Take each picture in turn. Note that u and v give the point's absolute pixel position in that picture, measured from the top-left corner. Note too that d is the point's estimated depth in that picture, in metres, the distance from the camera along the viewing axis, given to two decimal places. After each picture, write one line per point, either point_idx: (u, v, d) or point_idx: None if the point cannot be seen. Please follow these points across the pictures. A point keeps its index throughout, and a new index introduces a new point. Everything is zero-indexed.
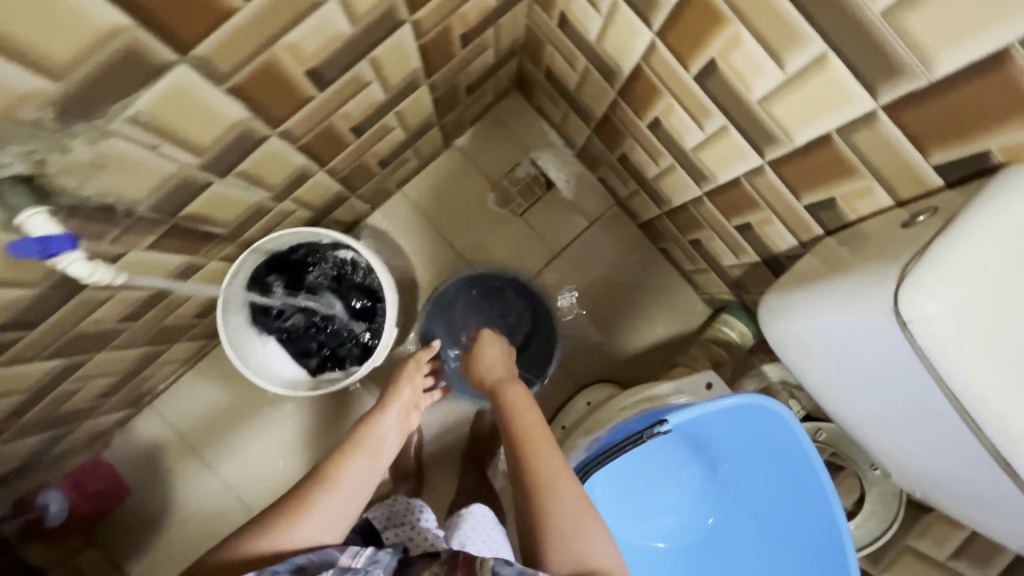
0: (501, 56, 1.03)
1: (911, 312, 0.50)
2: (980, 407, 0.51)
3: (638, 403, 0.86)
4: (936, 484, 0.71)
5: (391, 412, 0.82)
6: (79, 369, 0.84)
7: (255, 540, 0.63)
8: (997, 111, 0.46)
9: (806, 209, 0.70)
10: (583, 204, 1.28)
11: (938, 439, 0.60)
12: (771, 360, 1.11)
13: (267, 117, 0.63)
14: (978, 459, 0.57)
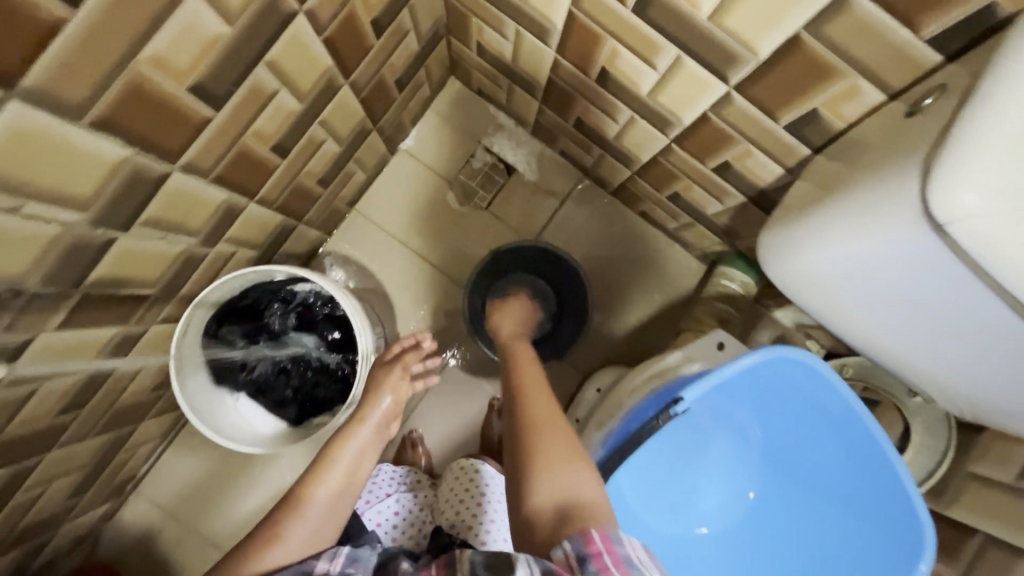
0: (426, 42, 0.94)
1: (950, 211, 0.42)
2: None
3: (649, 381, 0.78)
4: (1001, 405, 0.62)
5: (367, 424, 0.74)
6: (32, 476, 0.75)
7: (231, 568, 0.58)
8: None
9: (786, 130, 0.62)
10: (550, 183, 1.20)
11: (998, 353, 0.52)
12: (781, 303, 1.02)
13: (159, 152, 0.54)
14: None
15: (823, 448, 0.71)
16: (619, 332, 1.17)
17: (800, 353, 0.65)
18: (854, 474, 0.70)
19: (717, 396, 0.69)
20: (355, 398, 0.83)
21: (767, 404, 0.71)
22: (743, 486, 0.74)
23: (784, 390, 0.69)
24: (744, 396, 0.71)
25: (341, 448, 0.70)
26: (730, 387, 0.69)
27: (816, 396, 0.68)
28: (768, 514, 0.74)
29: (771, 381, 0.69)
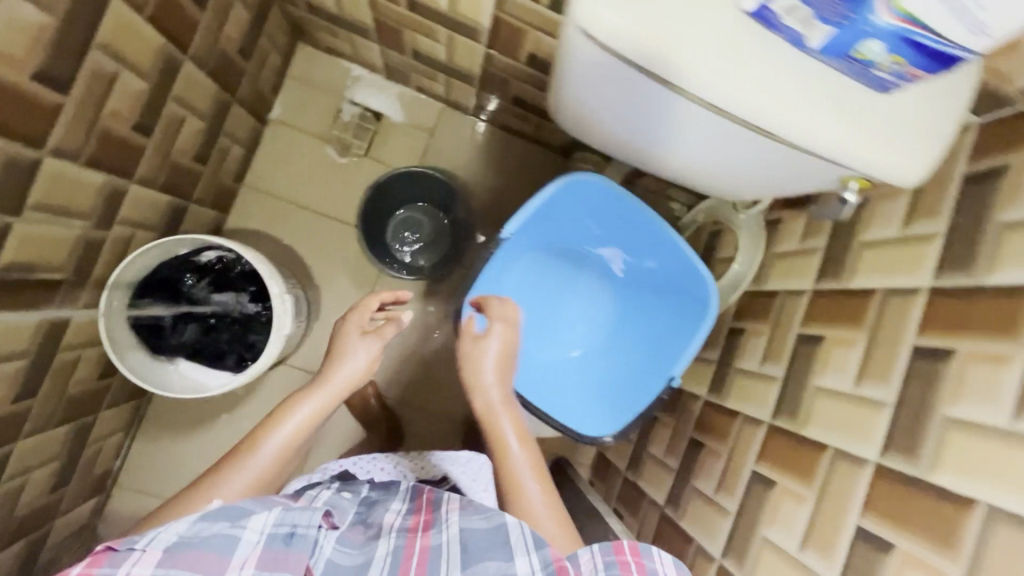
0: (257, 9, 1.03)
1: (592, 24, 0.50)
2: (696, 83, 0.51)
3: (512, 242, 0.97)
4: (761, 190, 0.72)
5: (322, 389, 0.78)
6: (9, 465, 0.84)
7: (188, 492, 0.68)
8: None
9: (550, 9, 0.77)
10: (418, 119, 1.31)
11: (714, 138, 0.61)
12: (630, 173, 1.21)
13: (23, 138, 0.64)
14: (746, 136, 0.58)
15: (633, 248, 0.92)
16: None
17: (587, 175, 0.84)
18: (657, 262, 0.91)
19: (539, 225, 0.90)
20: (278, 333, 0.95)
21: (583, 225, 0.93)
22: (588, 293, 0.98)
23: (590, 209, 0.90)
24: (563, 221, 0.92)
25: (291, 410, 0.76)
26: (548, 216, 0.89)
27: (613, 207, 0.87)
28: (610, 309, 0.98)
29: (578, 204, 0.89)
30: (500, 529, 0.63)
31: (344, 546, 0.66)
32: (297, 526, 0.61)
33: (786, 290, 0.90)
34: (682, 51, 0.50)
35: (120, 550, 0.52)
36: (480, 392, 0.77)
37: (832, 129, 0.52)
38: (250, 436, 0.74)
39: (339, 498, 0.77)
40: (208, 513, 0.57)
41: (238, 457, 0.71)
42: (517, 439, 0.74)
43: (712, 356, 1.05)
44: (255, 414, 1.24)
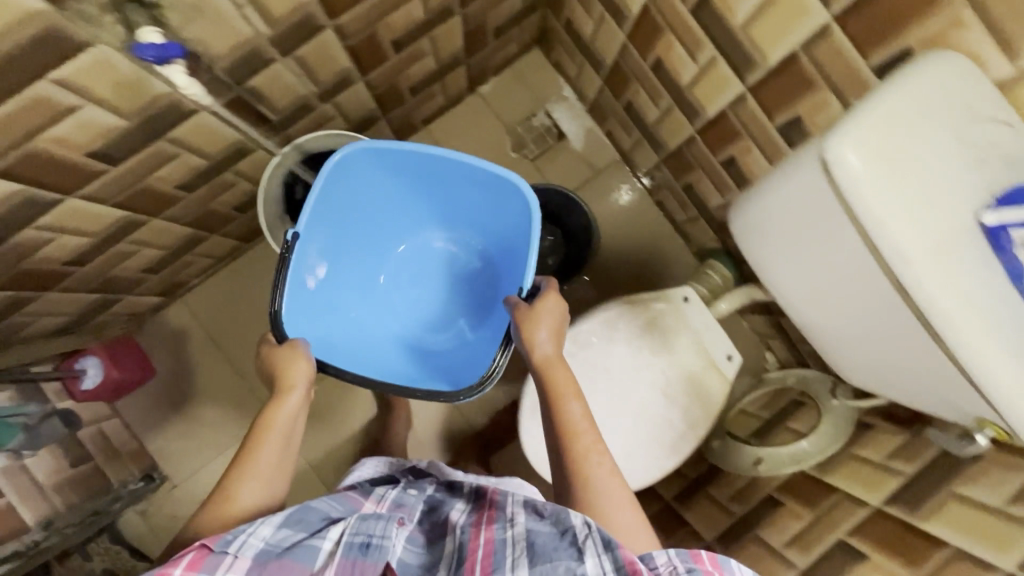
0: (528, 4, 1.16)
1: (834, 156, 0.53)
2: (894, 250, 0.53)
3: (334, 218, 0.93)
4: (875, 383, 0.72)
5: (289, 397, 0.77)
6: (138, 232, 0.96)
7: (199, 521, 0.65)
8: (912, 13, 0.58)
9: (777, 130, 0.82)
10: (591, 156, 1.41)
11: (868, 310, 0.62)
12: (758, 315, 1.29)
13: (328, 8, 0.76)
14: (904, 323, 0.58)
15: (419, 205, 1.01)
16: (609, 294, 1.39)
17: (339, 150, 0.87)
18: (454, 210, 1.01)
19: (334, 196, 0.91)
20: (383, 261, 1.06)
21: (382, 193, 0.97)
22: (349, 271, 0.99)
23: (383, 177, 0.94)
24: (364, 193, 0.95)
25: (272, 418, 0.75)
26: (327, 192, 0.90)
27: (402, 164, 0.92)
28: (403, 266, 1.06)
29: (359, 173, 0.92)
30: (570, 533, 0.59)
31: (413, 544, 0.68)
32: (371, 537, 0.63)
33: (846, 491, 0.88)
34: (896, 218, 0.52)
35: (215, 550, 0.56)
36: (536, 349, 0.76)
37: (1006, 366, 0.52)
38: (247, 449, 0.71)
39: (406, 498, 0.75)
40: (289, 517, 0.63)
41: (231, 479, 0.68)
42: (574, 397, 0.72)
43: (736, 511, 1.02)
44: None
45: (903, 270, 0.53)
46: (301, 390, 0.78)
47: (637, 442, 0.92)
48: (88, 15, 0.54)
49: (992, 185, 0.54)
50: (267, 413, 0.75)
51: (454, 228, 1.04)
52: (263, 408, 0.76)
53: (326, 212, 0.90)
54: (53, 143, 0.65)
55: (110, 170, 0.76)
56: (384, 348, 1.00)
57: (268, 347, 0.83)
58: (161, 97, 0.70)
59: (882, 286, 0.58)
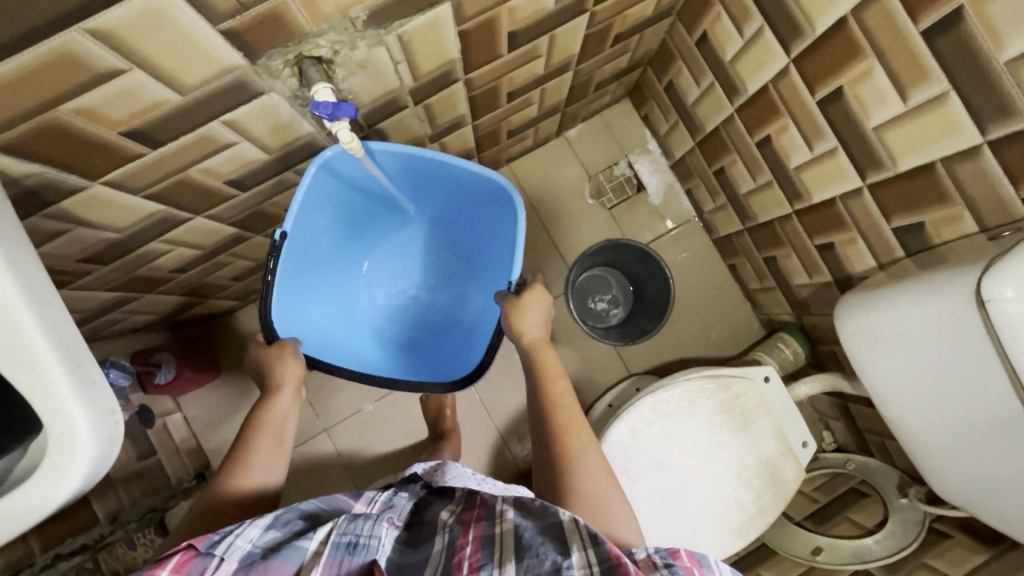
0: (633, 62, 1.17)
1: (992, 293, 0.53)
2: None
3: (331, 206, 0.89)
4: (987, 501, 0.70)
5: (279, 396, 0.81)
6: (238, 246, 0.98)
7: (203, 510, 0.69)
8: None
9: (893, 231, 0.81)
10: (667, 211, 1.41)
11: (1000, 433, 0.61)
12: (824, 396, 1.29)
13: (467, 64, 0.78)
14: None
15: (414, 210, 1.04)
16: (670, 351, 1.39)
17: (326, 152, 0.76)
18: (444, 209, 1.04)
19: (339, 198, 0.89)
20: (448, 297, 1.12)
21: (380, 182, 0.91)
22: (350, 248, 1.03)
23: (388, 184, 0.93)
24: (370, 191, 0.93)
25: (266, 411, 0.79)
26: (333, 193, 0.86)
27: (400, 174, 0.91)
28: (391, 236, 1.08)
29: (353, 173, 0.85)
30: (557, 528, 0.59)
31: (401, 542, 0.66)
32: (359, 536, 0.61)
33: None
34: None
35: (202, 552, 0.58)
36: (522, 334, 0.85)
37: None
38: (247, 438, 0.76)
39: (395, 501, 0.73)
40: (274, 521, 0.64)
41: (239, 458, 0.74)
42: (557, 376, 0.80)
43: None
44: None
45: None
46: (291, 389, 0.82)
47: (706, 519, 0.92)
48: (272, 69, 0.56)
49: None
50: (266, 404, 0.80)
51: (439, 218, 1.07)
52: (259, 402, 0.81)
53: (324, 213, 0.89)
54: (203, 173, 0.68)
55: (236, 195, 0.79)
56: (365, 324, 1.06)
57: (257, 347, 0.85)
58: (303, 136, 0.72)
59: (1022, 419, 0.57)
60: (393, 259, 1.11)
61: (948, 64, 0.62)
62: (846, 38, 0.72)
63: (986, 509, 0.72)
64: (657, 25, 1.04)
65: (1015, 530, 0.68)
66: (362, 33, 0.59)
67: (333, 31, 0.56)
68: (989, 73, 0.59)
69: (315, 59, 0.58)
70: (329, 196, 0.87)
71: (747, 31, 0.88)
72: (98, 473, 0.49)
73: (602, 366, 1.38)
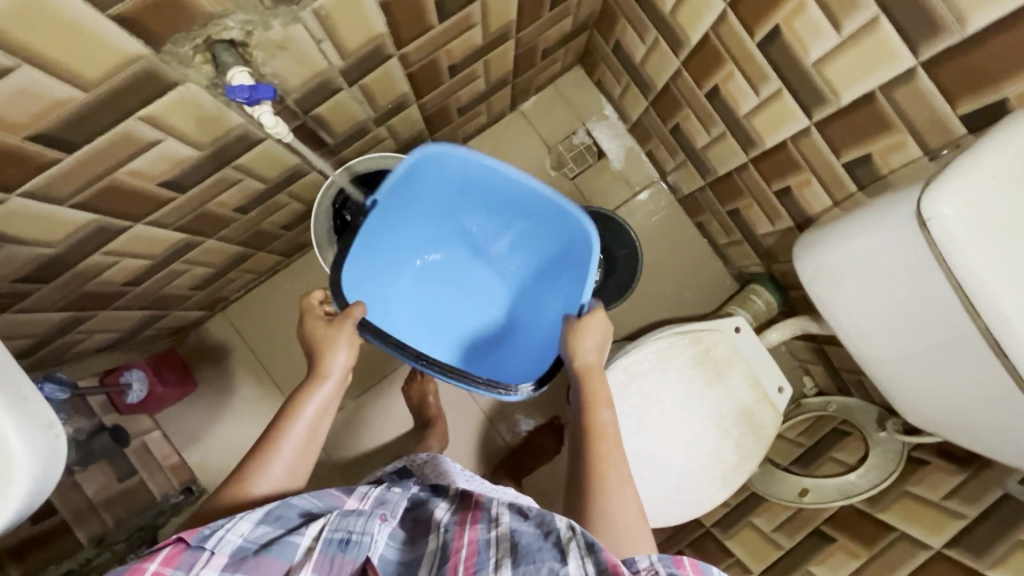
0: (577, 26, 1.15)
1: (931, 212, 0.53)
2: (992, 308, 0.52)
3: (444, 203, 0.95)
4: (951, 423, 0.71)
5: (322, 387, 0.75)
6: (191, 252, 0.96)
7: (222, 495, 0.66)
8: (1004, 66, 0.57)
9: (843, 167, 0.81)
10: (630, 175, 1.40)
11: (954, 354, 0.62)
12: (796, 340, 1.31)
13: (397, 39, 0.76)
14: (994, 372, 0.58)
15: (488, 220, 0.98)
16: (647, 315, 1.39)
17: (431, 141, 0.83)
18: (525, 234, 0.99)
19: (425, 193, 0.91)
20: None
21: (516, 201, 0.93)
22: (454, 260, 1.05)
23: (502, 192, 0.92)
24: (498, 204, 0.95)
25: (302, 403, 0.73)
26: (433, 185, 0.90)
27: (477, 182, 0.90)
28: (507, 269, 1.04)
29: (487, 179, 0.89)
30: (554, 536, 0.60)
31: (394, 542, 0.67)
32: (352, 533, 0.62)
33: (903, 531, 0.87)
34: (998, 277, 0.51)
35: (192, 545, 0.56)
36: (578, 356, 0.81)
37: None
38: (277, 429, 0.71)
39: (389, 496, 0.73)
40: (267, 514, 0.62)
41: (266, 451, 0.70)
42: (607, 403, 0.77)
43: (783, 542, 1.01)
44: None
45: (998, 326, 0.53)
46: (334, 381, 0.76)
47: (688, 472, 0.93)
48: (181, 57, 0.54)
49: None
50: (303, 393, 0.74)
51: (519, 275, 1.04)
52: (299, 387, 0.76)
53: (414, 200, 0.91)
54: (131, 176, 0.65)
55: (176, 198, 0.76)
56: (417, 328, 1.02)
57: (313, 317, 0.83)
58: (234, 128, 0.70)
59: (975, 336, 0.57)
60: (476, 297, 1.06)
61: None
62: None
63: (953, 432, 0.73)
64: None
65: (980, 448, 0.69)
66: (273, 11, 0.56)
67: (240, 11, 0.54)
68: None
69: (226, 43, 0.56)
70: (444, 186, 0.91)
71: None
72: (43, 490, 0.47)
73: None
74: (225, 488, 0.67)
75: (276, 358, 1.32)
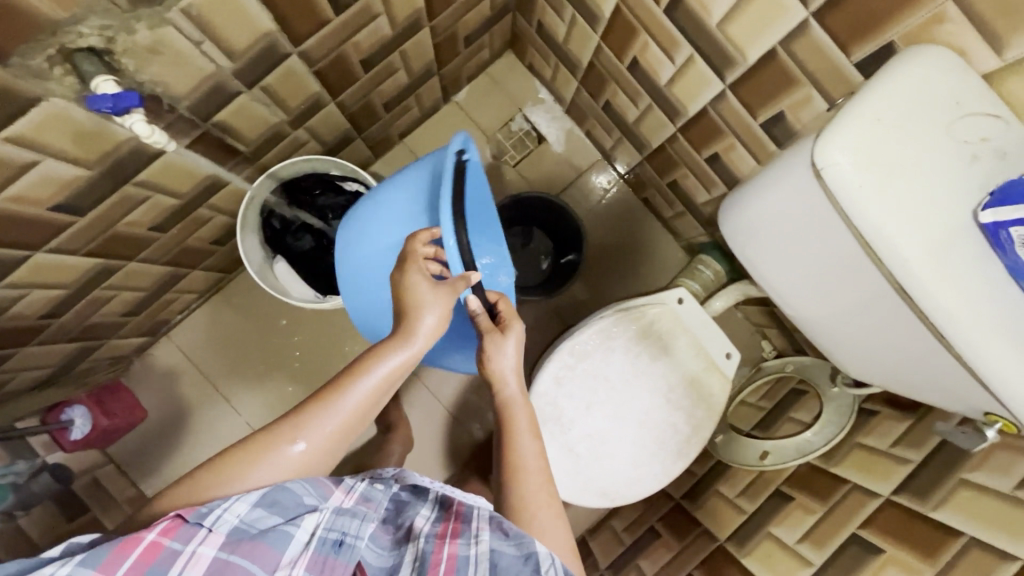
0: (497, 9, 1.13)
1: (825, 161, 0.52)
2: (893, 252, 0.52)
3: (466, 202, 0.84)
4: (883, 376, 0.72)
5: (397, 353, 0.62)
6: (112, 277, 0.92)
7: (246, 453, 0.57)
8: (889, 9, 0.57)
9: (760, 127, 0.80)
10: (573, 157, 1.39)
11: (869, 306, 0.62)
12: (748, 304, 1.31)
13: (292, 36, 0.73)
14: (907, 320, 0.58)
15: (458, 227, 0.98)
16: (602, 296, 1.38)
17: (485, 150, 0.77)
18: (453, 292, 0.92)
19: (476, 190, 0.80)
20: None
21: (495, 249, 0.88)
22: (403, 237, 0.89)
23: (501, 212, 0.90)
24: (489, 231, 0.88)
25: (372, 366, 0.61)
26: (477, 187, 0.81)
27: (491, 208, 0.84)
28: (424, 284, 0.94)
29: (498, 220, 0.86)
30: (535, 561, 0.59)
31: (376, 545, 0.64)
32: (346, 535, 0.61)
33: (856, 483, 0.88)
34: (896, 219, 0.51)
35: (190, 522, 0.51)
36: (498, 387, 0.73)
37: (1011, 369, 0.52)
38: (337, 384, 0.60)
39: (371, 493, 0.70)
40: (266, 496, 0.55)
41: (314, 409, 0.59)
42: (527, 431, 0.71)
43: (746, 506, 1.02)
44: (309, 337, 1.31)
45: (903, 270, 0.53)
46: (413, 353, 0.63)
47: (641, 447, 0.92)
48: (35, 69, 0.51)
49: (985, 183, 0.53)
50: (383, 349, 0.62)
51: None
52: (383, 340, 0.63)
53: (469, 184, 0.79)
54: (12, 202, 0.62)
55: (76, 221, 0.73)
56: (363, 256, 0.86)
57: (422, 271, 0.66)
58: (123, 143, 0.67)
59: (883, 285, 0.57)
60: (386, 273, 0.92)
61: None
62: None
63: (886, 384, 0.73)
64: None
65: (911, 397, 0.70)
66: (133, 13, 0.53)
67: (93, 15, 0.50)
68: None
69: (87, 51, 0.53)
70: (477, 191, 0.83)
71: None
72: None
73: (538, 324, 1.37)
74: (258, 440, 0.58)
75: (228, 378, 1.28)
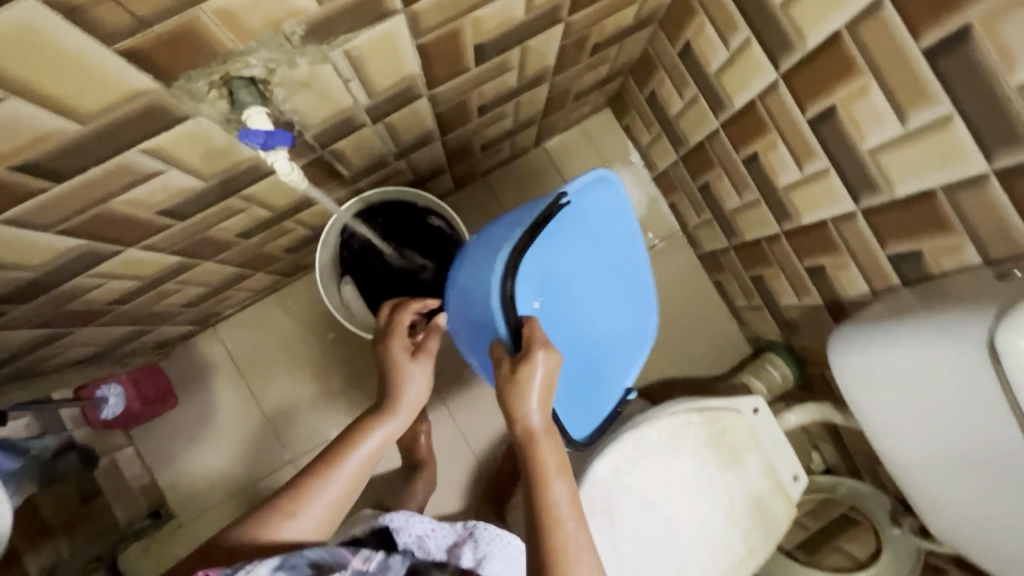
0: (613, 71, 1.11)
1: (1013, 342, 0.53)
2: None
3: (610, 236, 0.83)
4: (985, 543, 0.72)
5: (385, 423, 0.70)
6: (185, 273, 0.90)
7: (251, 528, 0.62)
8: None
9: (888, 258, 0.76)
10: (651, 225, 1.35)
11: (1009, 478, 0.63)
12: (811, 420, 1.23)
13: (429, 79, 0.71)
14: None
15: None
16: (654, 372, 1.32)
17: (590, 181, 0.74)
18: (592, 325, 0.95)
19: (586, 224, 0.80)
20: None
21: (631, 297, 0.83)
22: None
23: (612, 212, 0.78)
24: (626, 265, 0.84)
25: (362, 436, 0.69)
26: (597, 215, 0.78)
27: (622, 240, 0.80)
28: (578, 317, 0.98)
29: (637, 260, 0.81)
30: None
31: None
32: None
33: None
34: None
35: None
36: (519, 421, 0.64)
37: None
38: (325, 462, 0.67)
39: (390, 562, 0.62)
40: (285, 560, 0.53)
41: (309, 484, 0.65)
42: (562, 477, 0.63)
43: None
44: (352, 356, 1.27)
45: None
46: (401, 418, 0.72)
47: (691, 559, 0.87)
48: (194, 91, 0.49)
49: None
50: (363, 425, 0.70)
51: None
52: (361, 416, 0.71)
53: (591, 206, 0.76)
54: (125, 203, 0.60)
55: (174, 224, 0.71)
56: None
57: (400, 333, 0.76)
58: (243, 161, 0.64)
59: None
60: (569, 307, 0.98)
61: (952, 83, 0.58)
62: (840, 54, 0.67)
63: (981, 552, 0.74)
64: (638, 34, 0.97)
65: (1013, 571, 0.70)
66: (301, 49, 0.51)
67: (265, 47, 0.48)
68: (996, 98, 0.55)
69: (246, 80, 0.51)
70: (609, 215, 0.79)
71: (733, 43, 0.83)
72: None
73: None
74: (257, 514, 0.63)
75: (262, 383, 1.25)
